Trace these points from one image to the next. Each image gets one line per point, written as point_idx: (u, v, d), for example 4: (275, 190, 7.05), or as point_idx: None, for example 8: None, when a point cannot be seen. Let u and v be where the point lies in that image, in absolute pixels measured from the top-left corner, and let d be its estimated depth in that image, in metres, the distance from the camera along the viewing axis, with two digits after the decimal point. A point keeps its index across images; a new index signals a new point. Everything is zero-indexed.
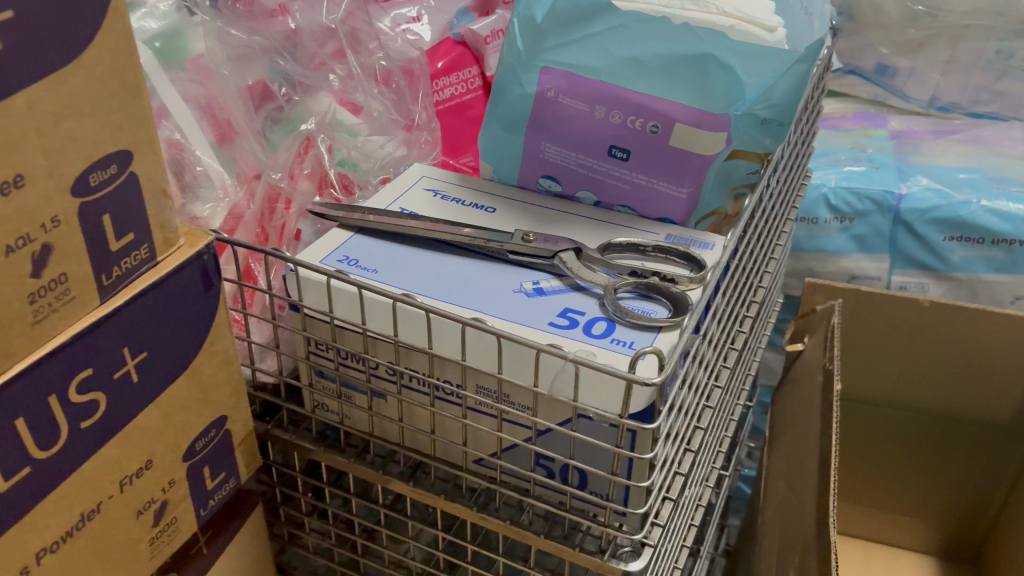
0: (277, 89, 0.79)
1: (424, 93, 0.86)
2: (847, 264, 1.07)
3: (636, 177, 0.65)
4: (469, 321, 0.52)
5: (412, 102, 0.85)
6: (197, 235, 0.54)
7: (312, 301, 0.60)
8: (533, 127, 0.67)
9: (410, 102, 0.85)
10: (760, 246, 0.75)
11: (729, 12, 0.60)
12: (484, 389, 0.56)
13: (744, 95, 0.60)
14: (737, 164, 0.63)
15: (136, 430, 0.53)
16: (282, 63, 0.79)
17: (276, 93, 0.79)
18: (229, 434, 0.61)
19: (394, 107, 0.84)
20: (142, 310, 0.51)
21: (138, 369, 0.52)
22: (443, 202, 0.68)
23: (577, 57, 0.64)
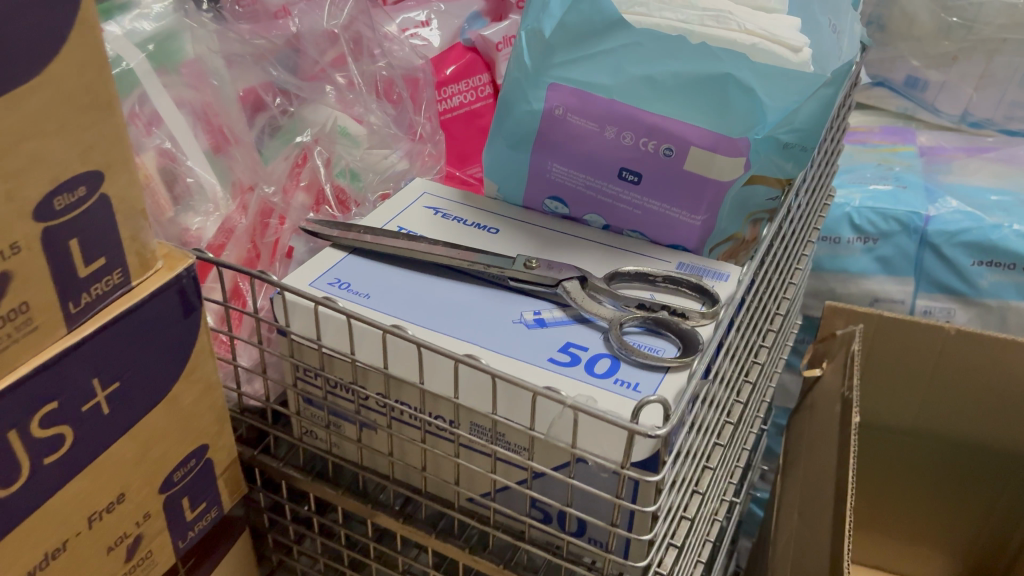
0: (270, 100, 0.75)
1: (428, 102, 0.83)
2: (871, 286, 1.02)
3: (648, 202, 0.61)
4: (462, 358, 0.49)
5: (416, 113, 0.82)
6: (177, 257, 0.51)
7: (300, 326, 0.57)
8: (539, 146, 0.63)
9: (413, 113, 0.82)
10: (778, 273, 0.71)
11: (752, 31, 0.56)
12: (478, 427, 0.53)
13: (765, 119, 0.56)
14: (756, 189, 0.60)
15: (111, 464, 0.50)
16: (275, 74, 0.75)
17: (268, 104, 0.75)
18: (210, 464, 0.58)
19: (396, 122, 0.80)
20: (113, 339, 0.48)
21: (110, 401, 0.49)
22: (444, 222, 0.65)
23: (587, 74, 0.60)
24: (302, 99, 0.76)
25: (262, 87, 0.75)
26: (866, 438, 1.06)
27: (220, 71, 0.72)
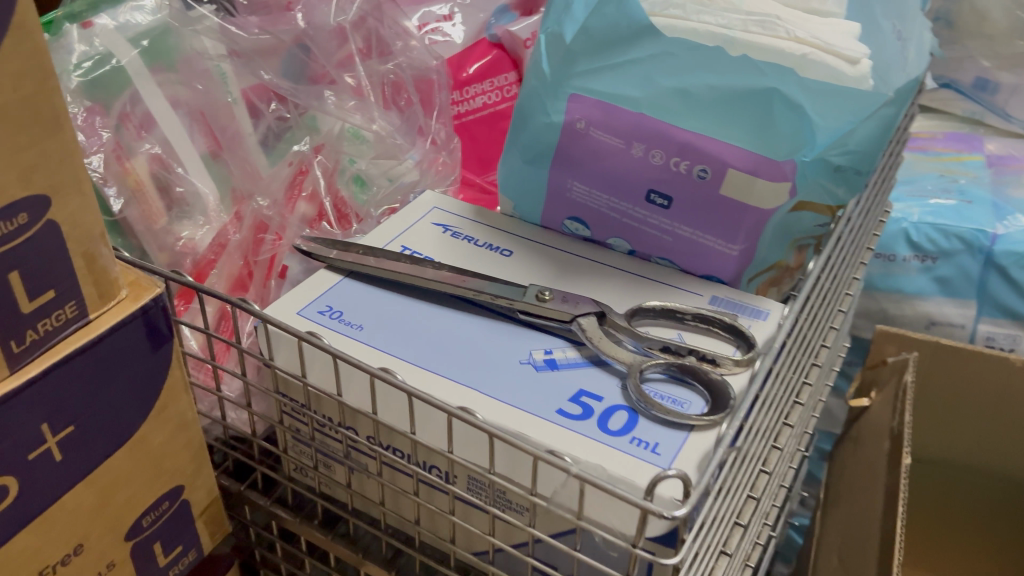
0: (266, 107, 0.68)
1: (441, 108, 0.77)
2: (928, 307, 0.95)
3: (679, 228, 0.54)
4: (455, 412, 0.43)
5: (427, 120, 0.76)
6: (143, 285, 0.46)
7: (285, 359, 0.51)
8: (559, 162, 0.56)
9: (424, 119, 0.76)
10: (826, 307, 0.64)
11: (802, 39, 0.48)
12: (475, 483, 0.47)
13: (815, 140, 0.49)
14: (802, 216, 0.53)
15: (65, 512, 0.45)
16: (267, 76, 0.68)
17: (264, 112, 0.68)
18: (186, 506, 0.53)
19: (403, 129, 0.74)
20: (67, 379, 0.43)
21: (63, 446, 0.44)
22: (453, 242, 0.59)
23: (612, 84, 0.53)
24: (306, 100, 0.69)
25: (255, 92, 0.68)
26: (919, 474, 0.98)
27: (205, 74, 0.65)
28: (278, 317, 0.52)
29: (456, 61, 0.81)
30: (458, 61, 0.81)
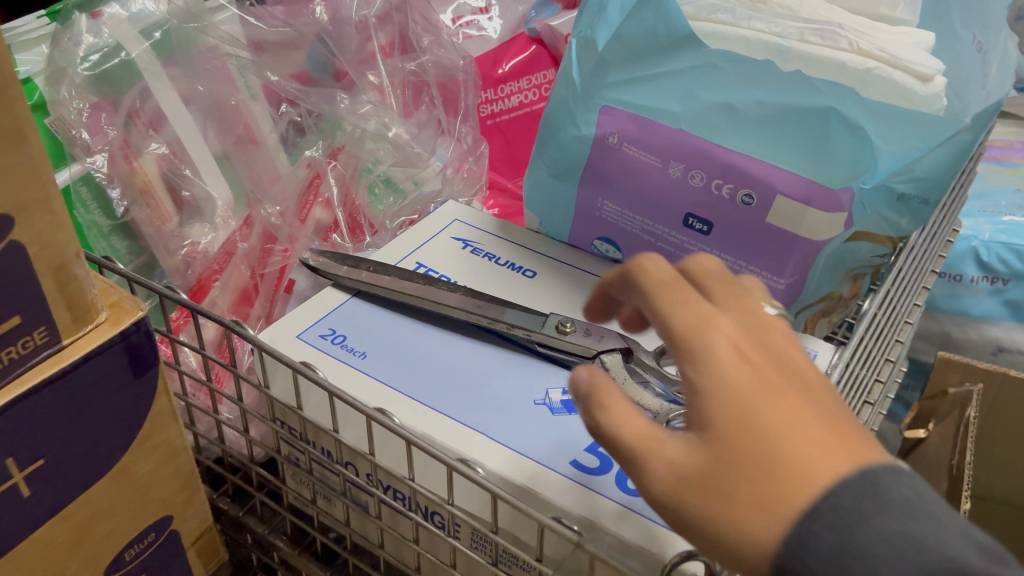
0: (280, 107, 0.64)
1: (469, 109, 0.73)
2: (995, 333, 0.88)
3: (719, 256, 0.49)
4: (455, 463, 0.38)
5: (456, 120, 0.73)
6: (124, 308, 0.42)
7: (279, 387, 0.47)
8: (589, 178, 0.52)
9: (451, 119, 0.72)
10: (881, 342, 0.58)
11: (867, 51, 0.43)
12: (479, 539, 0.42)
13: (876, 166, 0.43)
14: (858, 246, 0.47)
15: (35, 548, 0.42)
16: (274, 78, 0.62)
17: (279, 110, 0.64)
18: (175, 537, 0.50)
19: (431, 130, 0.70)
20: (39, 412, 0.39)
21: (32, 481, 0.40)
22: (473, 261, 0.54)
23: (651, 97, 0.48)
24: (317, 103, 0.64)
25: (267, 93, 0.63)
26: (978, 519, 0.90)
27: (210, 72, 0.60)
28: (276, 340, 0.48)
29: (491, 57, 0.76)
30: (493, 57, 0.76)
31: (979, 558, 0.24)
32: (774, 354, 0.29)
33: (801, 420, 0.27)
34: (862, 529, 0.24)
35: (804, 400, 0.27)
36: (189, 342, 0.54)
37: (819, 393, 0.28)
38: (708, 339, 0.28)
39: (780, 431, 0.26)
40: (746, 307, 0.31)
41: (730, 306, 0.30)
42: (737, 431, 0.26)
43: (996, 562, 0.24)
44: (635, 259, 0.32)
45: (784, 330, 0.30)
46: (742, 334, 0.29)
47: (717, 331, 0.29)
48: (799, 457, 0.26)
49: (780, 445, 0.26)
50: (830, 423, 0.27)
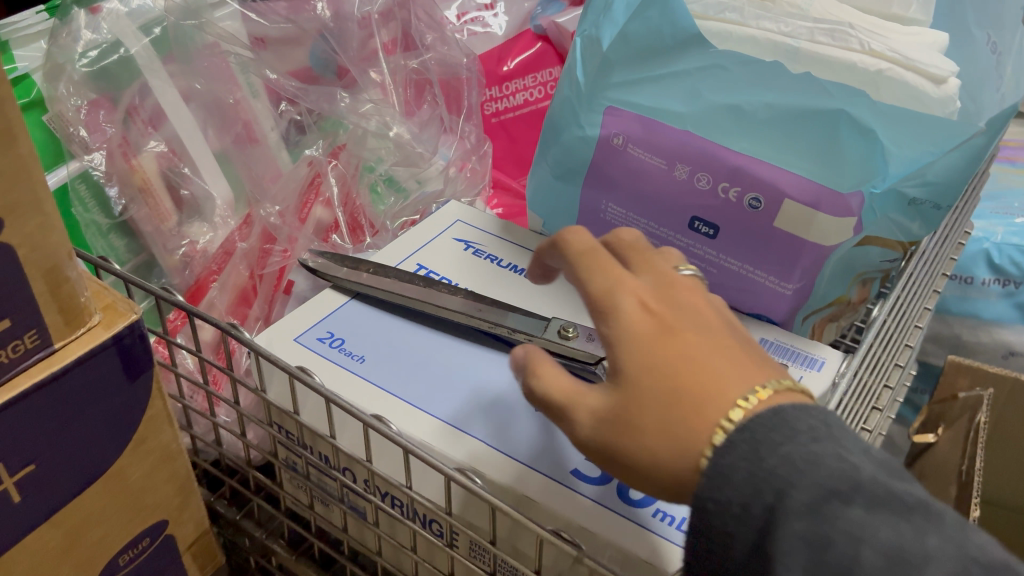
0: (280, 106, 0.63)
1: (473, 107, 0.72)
2: (1007, 337, 0.87)
3: (726, 260, 0.48)
4: (454, 473, 0.37)
5: (459, 119, 0.72)
6: (118, 310, 0.41)
7: (276, 391, 0.47)
8: (592, 180, 0.51)
9: (453, 117, 0.71)
10: (890, 347, 0.57)
11: (879, 52, 0.42)
12: (477, 548, 0.42)
13: (887, 170, 0.42)
14: (869, 250, 0.46)
15: (26, 554, 0.41)
16: (273, 76, 0.61)
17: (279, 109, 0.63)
18: (170, 540, 0.49)
19: (433, 129, 0.70)
20: (30, 417, 0.38)
21: (23, 486, 0.39)
22: (475, 263, 0.54)
23: (656, 97, 0.47)
24: (317, 101, 0.63)
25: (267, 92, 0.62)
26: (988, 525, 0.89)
27: (209, 70, 0.60)
28: (273, 343, 0.47)
29: (496, 55, 0.75)
30: (498, 53, 0.76)
31: (870, 468, 0.27)
32: (679, 302, 0.32)
33: (700, 356, 0.30)
34: (770, 453, 0.28)
35: (704, 339, 0.31)
36: (186, 345, 0.54)
37: (718, 332, 0.32)
38: (618, 298, 0.32)
39: (679, 367, 0.30)
40: (660, 270, 0.34)
41: (642, 268, 0.34)
42: (644, 370, 0.30)
43: (886, 474, 0.27)
44: (556, 233, 0.36)
45: (690, 285, 0.34)
46: (649, 291, 0.33)
47: (625, 291, 0.32)
48: (697, 387, 0.29)
49: (681, 379, 0.30)
50: (729, 356, 0.31)
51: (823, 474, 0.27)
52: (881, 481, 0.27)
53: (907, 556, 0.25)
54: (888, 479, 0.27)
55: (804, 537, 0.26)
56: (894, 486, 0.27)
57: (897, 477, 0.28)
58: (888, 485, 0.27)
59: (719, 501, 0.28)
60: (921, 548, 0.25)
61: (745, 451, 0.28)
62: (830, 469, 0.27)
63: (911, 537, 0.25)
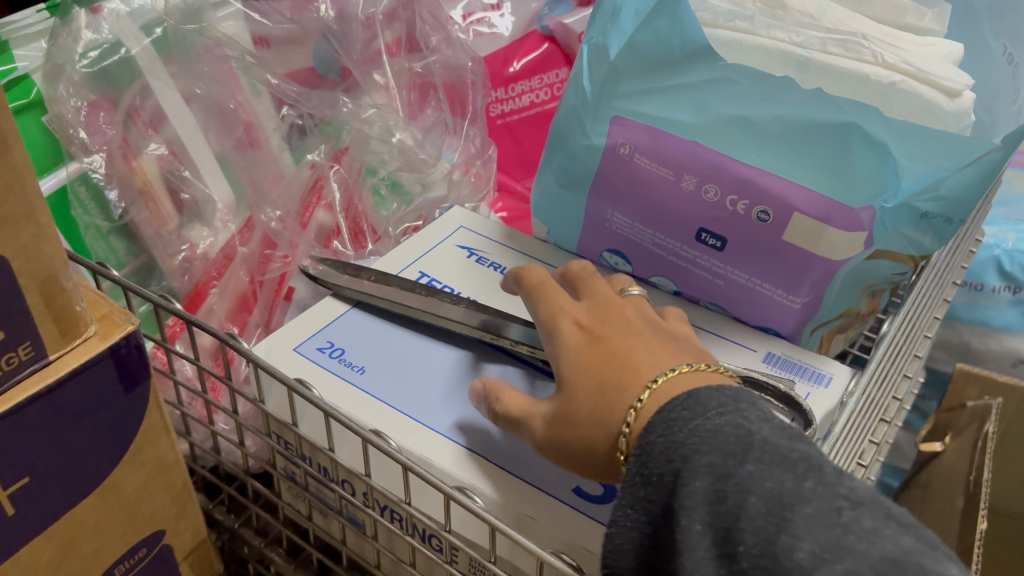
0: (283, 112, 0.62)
1: (478, 109, 0.71)
2: (1016, 344, 0.86)
3: (733, 273, 0.48)
4: (452, 492, 0.36)
5: (463, 121, 0.71)
6: (114, 321, 0.41)
7: (274, 402, 0.46)
8: (598, 189, 0.50)
9: (457, 120, 0.71)
10: (898, 359, 0.57)
11: (892, 64, 0.42)
12: (477, 566, 0.41)
13: (899, 184, 0.41)
14: (879, 264, 0.45)
15: (20, 568, 0.40)
16: (274, 79, 0.61)
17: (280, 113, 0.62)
18: (167, 549, 0.49)
19: (438, 134, 0.69)
20: (23, 430, 0.37)
21: (16, 500, 0.39)
22: (477, 270, 0.53)
23: (664, 108, 0.46)
24: (319, 105, 0.62)
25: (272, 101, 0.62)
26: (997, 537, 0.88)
27: (210, 73, 0.59)
28: (272, 354, 0.47)
29: (502, 56, 0.75)
30: (504, 55, 0.75)
31: (766, 432, 0.30)
32: (611, 318, 0.39)
33: (626, 356, 0.37)
34: (682, 428, 0.32)
35: (632, 343, 0.37)
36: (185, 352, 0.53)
37: (648, 338, 0.38)
38: (557, 324, 0.40)
39: (603, 367, 0.37)
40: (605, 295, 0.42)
41: (588, 297, 0.42)
42: (578, 371, 0.37)
43: (785, 438, 0.30)
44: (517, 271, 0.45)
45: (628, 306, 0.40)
46: (588, 316, 0.40)
47: (565, 318, 0.40)
48: (617, 380, 0.36)
49: (603, 375, 0.36)
50: (651, 356, 0.36)
51: (721, 438, 0.30)
52: (771, 441, 0.30)
53: (787, 499, 0.28)
54: (782, 440, 0.30)
55: (706, 495, 0.29)
56: (786, 446, 0.30)
57: (796, 441, 0.30)
58: (778, 445, 0.30)
59: (643, 474, 0.32)
60: (798, 491, 0.28)
61: (659, 426, 0.32)
62: (727, 433, 0.31)
63: (793, 485, 0.28)
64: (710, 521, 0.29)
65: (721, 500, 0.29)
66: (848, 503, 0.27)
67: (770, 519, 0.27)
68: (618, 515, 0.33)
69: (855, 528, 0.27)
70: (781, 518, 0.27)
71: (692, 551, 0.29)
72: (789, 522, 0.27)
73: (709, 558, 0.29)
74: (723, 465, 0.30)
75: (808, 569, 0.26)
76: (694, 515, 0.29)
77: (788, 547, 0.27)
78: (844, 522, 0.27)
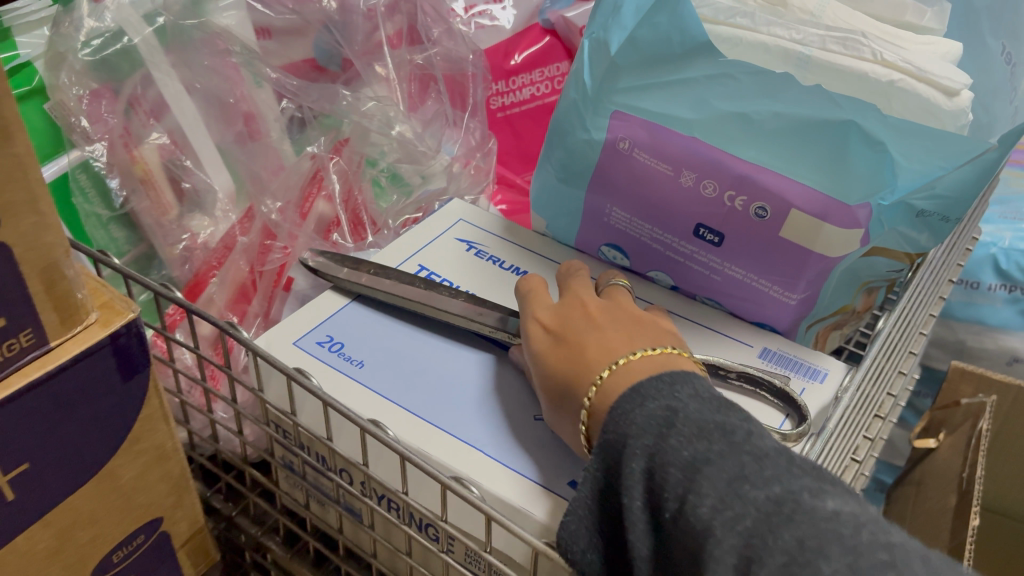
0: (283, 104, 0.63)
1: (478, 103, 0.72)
2: (1012, 343, 0.86)
3: (730, 268, 0.48)
4: (449, 482, 0.37)
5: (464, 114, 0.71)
6: (114, 309, 0.41)
7: (274, 392, 0.46)
8: (597, 184, 0.51)
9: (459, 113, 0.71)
10: (894, 357, 0.57)
11: (891, 63, 0.42)
12: (473, 557, 0.41)
13: (896, 182, 0.42)
14: (875, 261, 0.45)
15: (17, 555, 0.41)
16: (274, 74, 0.62)
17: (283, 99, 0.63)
18: (164, 537, 0.50)
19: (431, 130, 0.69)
20: (21, 417, 0.38)
21: (16, 486, 0.39)
22: (475, 262, 0.53)
23: (664, 104, 0.46)
24: (318, 97, 0.63)
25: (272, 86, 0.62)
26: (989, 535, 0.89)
27: (212, 64, 0.59)
28: (272, 347, 0.47)
29: (502, 49, 0.75)
30: (505, 48, 0.75)
31: (693, 407, 0.33)
32: (569, 318, 0.42)
33: (582, 353, 0.39)
34: (628, 422, 0.34)
35: (588, 338, 0.40)
36: (184, 341, 0.53)
37: (602, 330, 0.40)
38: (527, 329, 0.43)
39: (561, 369, 0.40)
40: (586, 294, 0.45)
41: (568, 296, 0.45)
42: (543, 377, 0.41)
43: (709, 410, 0.33)
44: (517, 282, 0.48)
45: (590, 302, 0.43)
46: (552, 318, 0.43)
47: (532, 324, 0.43)
48: (574, 381, 0.39)
49: (563, 377, 0.39)
50: (605, 347, 0.39)
51: (651, 421, 0.34)
52: (693, 416, 0.33)
53: (698, 463, 0.31)
54: (706, 412, 0.33)
55: (643, 475, 0.32)
56: (706, 418, 0.33)
57: (721, 412, 0.33)
58: (700, 417, 0.33)
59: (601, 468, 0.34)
60: (707, 454, 0.31)
61: (609, 423, 0.35)
62: (657, 416, 0.34)
63: (703, 450, 0.32)
64: (647, 497, 0.32)
65: (652, 476, 0.32)
66: (750, 458, 0.31)
67: (682, 481, 0.31)
68: (576, 504, 0.35)
69: (753, 478, 0.30)
70: (691, 479, 0.31)
71: (633, 527, 0.32)
72: (699, 482, 0.31)
73: (647, 530, 0.32)
74: (654, 444, 0.33)
75: (707, 520, 0.29)
76: (634, 494, 0.32)
77: (693, 503, 0.30)
78: (744, 474, 0.30)
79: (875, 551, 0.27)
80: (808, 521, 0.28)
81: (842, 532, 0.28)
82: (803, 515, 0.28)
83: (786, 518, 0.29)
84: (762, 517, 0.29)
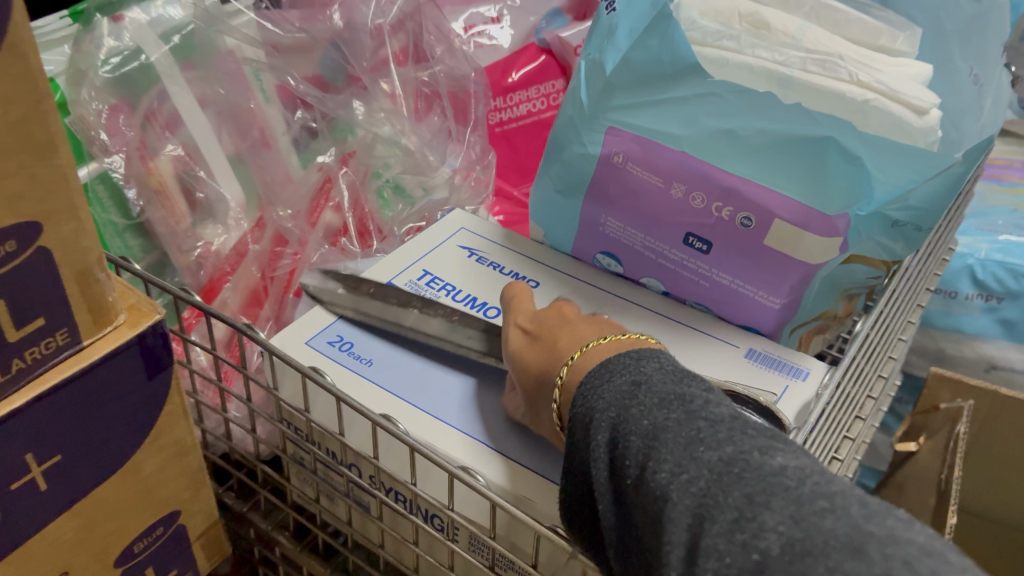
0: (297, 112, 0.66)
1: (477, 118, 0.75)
2: (989, 350, 0.90)
3: (717, 275, 0.51)
4: (456, 471, 0.39)
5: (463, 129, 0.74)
6: (141, 310, 0.43)
7: (289, 390, 0.49)
8: (592, 196, 0.54)
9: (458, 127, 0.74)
10: (874, 360, 0.60)
11: (866, 83, 0.45)
12: (477, 544, 0.44)
13: (872, 195, 0.45)
14: (854, 268, 0.48)
15: (45, 543, 0.43)
16: (291, 80, 0.65)
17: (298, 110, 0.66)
18: (181, 530, 0.52)
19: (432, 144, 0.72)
20: (55, 411, 0.40)
21: (48, 476, 0.42)
22: (477, 268, 0.56)
23: (655, 121, 0.49)
24: (333, 107, 0.66)
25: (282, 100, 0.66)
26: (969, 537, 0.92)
27: (229, 76, 0.63)
28: (286, 348, 0.50)
29: (501, 66, 0.78)
30: (503, 65, 0.78)
31: (657, 378, 0.36)
32: (548, 319, 0.45)
33: (555, 346, 0.42)
34: (597, 399, 0.37)
35: (562, 333, 0.43)
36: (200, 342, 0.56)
37: (575, 325, 0.43)
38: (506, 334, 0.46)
39: (535, 368, 0.43)
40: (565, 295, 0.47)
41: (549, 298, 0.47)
42: (521, 372, 0.44)
43: (672, 380, 0.36)
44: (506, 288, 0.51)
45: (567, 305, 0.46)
46: (529, 322, 0.46)
47: (512, 328, 0.46)
48: (548, 373, 0.42)
49: (539, 373, 0.42)
50: (576, 338, 0.42)
51: (617, 394, 0.36)
52: (655, 388, 0.35)
53: (656, 432, 0.33)
54: (673, 384, 0.35)
55: (608, 446, 0.35)
56: (669, 390, 0.35)
57: (684, 383, 0.36)
58: (670, 388, 0.35)
59: (573, 442, 0.37)
60: (665, 422, 0.33)
61: (580, 398, 0.38)
62: (623, 389, 0.36)
63: (661, 419, 0.33)
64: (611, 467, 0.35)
65: (616, 445, 0.34)
66: (704, 423, 0.32)
67: (642, 450, 0.33)
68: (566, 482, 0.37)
69: (708, 440, 0.32)
70: (649, 447, 0.33)
71: (602, 495, 0.35)
72: (656, 449, 0.32)
73: (608, 498, 0.34)
74: (617, 415, 0.35)
75: (664, 484, 0.31)
76: (600, 463, 0.35)
77: (654, 469, 0.32)
78: (699, 437, 0.32)
79: (816, 499, 0.28)
80: (755, 477, 0.29)
81: (787, 485, 0.29)
82: (751, 473, 0.29)
83: (736, 476, 0.30)
84: (713, 478, 0.30)
